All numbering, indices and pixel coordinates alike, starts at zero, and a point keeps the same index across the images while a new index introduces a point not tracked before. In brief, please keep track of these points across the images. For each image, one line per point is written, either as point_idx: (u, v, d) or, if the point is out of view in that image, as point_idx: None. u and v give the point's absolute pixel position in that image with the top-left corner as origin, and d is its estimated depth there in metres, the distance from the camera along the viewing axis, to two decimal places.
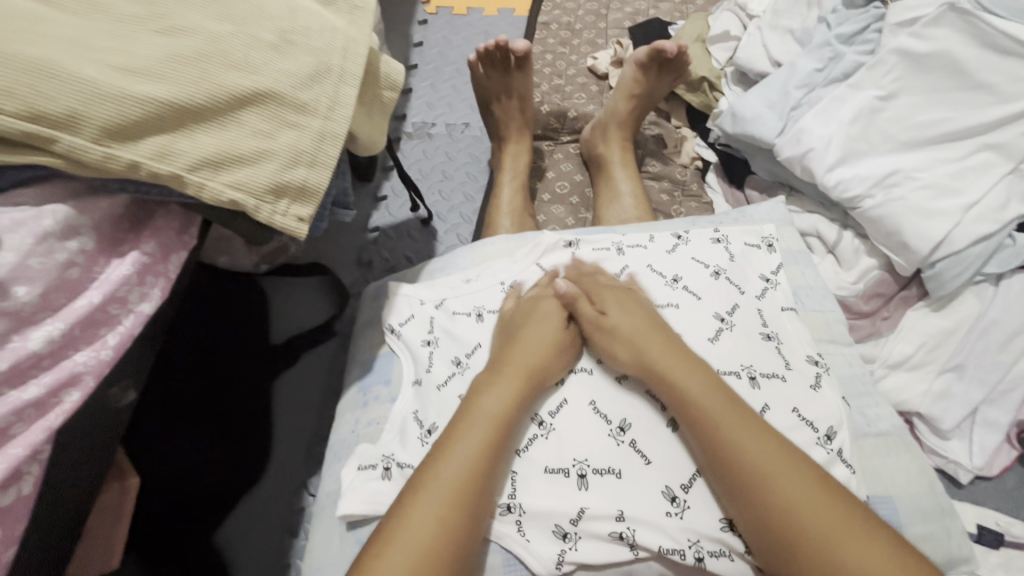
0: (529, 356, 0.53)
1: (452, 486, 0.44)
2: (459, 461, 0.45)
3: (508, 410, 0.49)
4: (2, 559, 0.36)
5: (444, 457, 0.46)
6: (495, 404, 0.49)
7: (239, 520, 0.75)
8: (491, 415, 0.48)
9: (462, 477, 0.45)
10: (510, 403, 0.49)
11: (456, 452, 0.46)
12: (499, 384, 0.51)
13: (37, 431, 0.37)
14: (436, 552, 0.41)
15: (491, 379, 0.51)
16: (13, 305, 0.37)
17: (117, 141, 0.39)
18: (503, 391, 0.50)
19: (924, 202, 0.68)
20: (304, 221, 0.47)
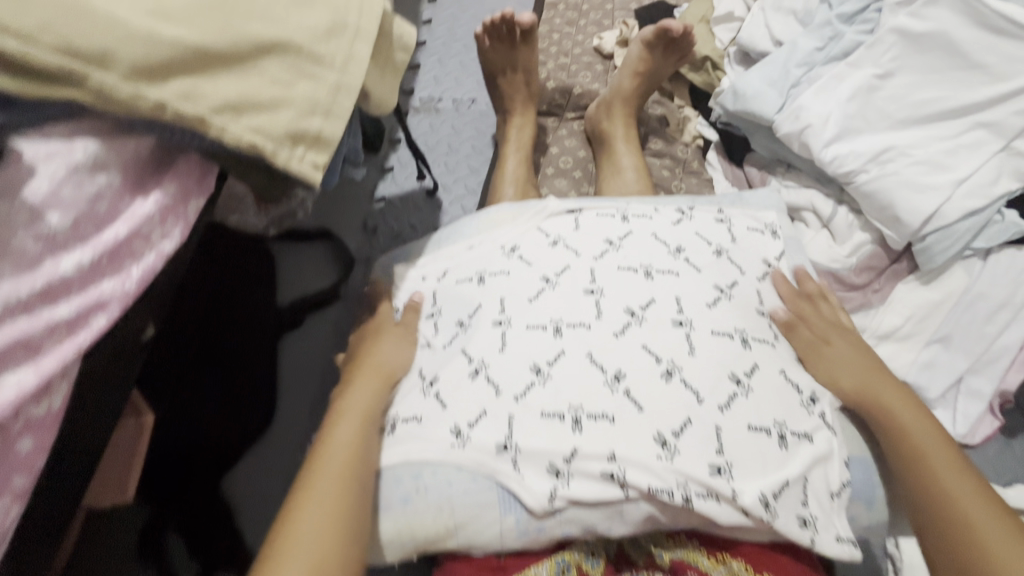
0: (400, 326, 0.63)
1: (360, 415, 0.52)
2: (361, 400, 0.54)
3: (399, 359, 0.59)
4: (33, 467, 0.38)
5: (345, 403, 0.54)
6: (384, 360, 0.58)
7: (245, 473, 0.78)
8: (382, 366, 0.58)
9: (366, 410, 0.53)
10: (398, 355, 0.59)
11: (357, 396, 0.54)
12: (382, 346, 0.60)
13: (67, 349, 0.39)
14: (339, 511, 0.45)
15: (385, 343, 0.61)
16: (46, 230, 0.39)
17: (146, 81, 0.41)
18: (394, 348, 0.60)
19: (917, 176, 0.70)
20: (319, 168, 0.49)
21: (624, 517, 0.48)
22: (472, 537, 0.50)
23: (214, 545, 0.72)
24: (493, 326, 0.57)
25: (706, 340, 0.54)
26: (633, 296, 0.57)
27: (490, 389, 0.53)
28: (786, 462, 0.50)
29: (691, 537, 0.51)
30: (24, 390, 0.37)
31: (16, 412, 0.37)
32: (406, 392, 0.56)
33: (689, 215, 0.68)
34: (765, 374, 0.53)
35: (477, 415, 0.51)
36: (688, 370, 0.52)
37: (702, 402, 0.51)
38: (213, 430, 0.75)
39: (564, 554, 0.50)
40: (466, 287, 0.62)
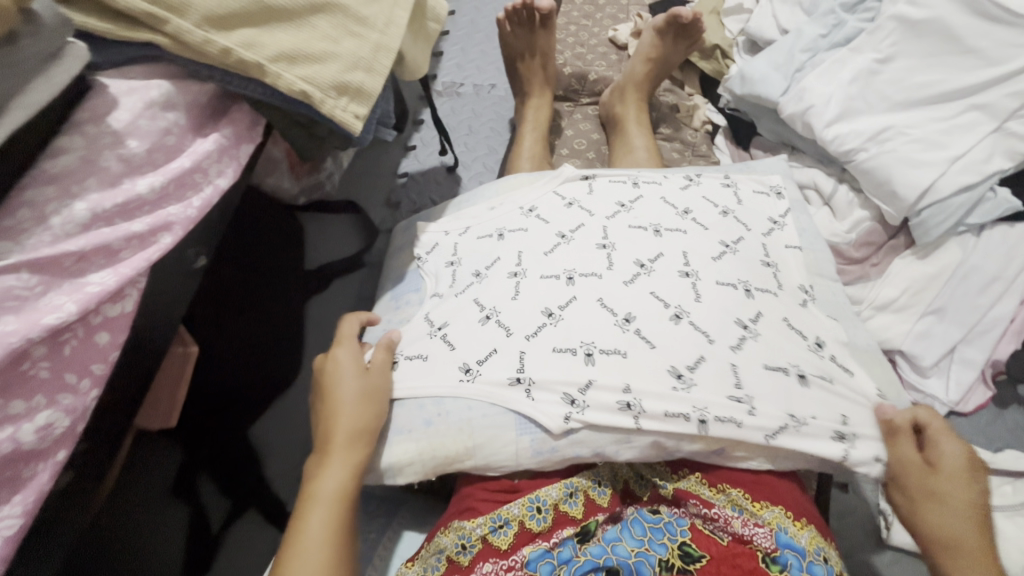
0: (358, 380, 0.56)
1: (335, 500, 0.51)
2: (335, 481, 0.51)
3: (367, 418, 0.54)
4: (109, 359, 0.42)
5: (317, 485, 0.51)
6: (350, 424, 0.53)
7: (270, 422, 0.80)
8: (351, 430, 0.53)
9: (341, 492, 0.51)
10: (364, 416, 0.54)
11: (330, 476, 0.51)
12: (343, 406, 0.54)
13: (140, 258, 0.43)
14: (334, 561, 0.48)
15: (346, 395, 0.55)
16: (127, 154, 0.45)
17: (215, 29, 0.47)
18: (357, 409, 0.54)
19: (914, 153, 0.74)
20: (359, 118, 0.54)
21: (630, 442, 0.53)
22: (488, 457, 0.54)
23: (246, 486, 0.76)
24: (509, 276, 0.61)
25: (710, 289, 0.58)
26: (642, 250, 0.61)
27: (501, 330, 0.57)
28: (804, 398, 0.54)
29: (693, 471, 0.55)
30: (106, 289, 0.41)
31: (96, 309, 0.41)
32: (422, 331, 0.61)
33: (697, 180, 0.72)
34: (770, 319, 0.58)
35: (488, 353, 0.56)
36: (692, 316, 0.56)
37: (709, 342, 0.55)
38: (240, 378, 0.78)
39: (573, 480, 0.54)
40: (486, 242, 0.67)
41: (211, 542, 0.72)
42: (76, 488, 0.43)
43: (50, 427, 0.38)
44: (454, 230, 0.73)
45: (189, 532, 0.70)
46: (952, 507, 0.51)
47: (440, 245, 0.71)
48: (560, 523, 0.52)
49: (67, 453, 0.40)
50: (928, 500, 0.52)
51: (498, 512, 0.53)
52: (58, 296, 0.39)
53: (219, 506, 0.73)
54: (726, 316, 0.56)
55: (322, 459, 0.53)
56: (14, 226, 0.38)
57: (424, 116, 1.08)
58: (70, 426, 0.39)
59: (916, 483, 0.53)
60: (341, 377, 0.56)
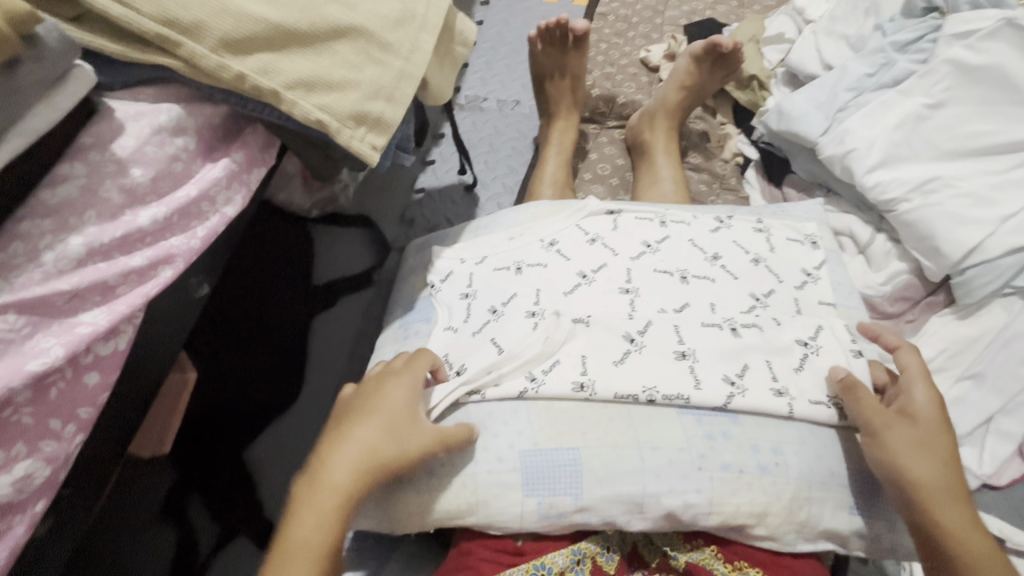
0: (385, 409, 0.48)
1: (309, 559, 0.41)
2: (310, 535, 0.42)
3: (383, 445, 0.46)
4: (98, 400, 0.40)
5: (290, 532, 0.42)
6: (354, 454, 0.45)
7: (267, 444, 0.77)
8: (352, 472, 0.45)
9: (313, 552, 0.41)
10: (382, 441, 0.46)
11: (303, 525, 0.42)
12: (360, 428, 0.47)
13: (137, 295, 0.41)
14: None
15: (368, 419, 0.47)
16: (130, 183, 0.42)
17: (230, 53, 0.44)
18: (380, 425, 0.47)
19: (961, 209, 0.69)
20: (377, 150, 0.51)
21: (643, 512, 0.49)
22: (498, 521, 0.50)
23: (239, 509, 0.73)
24: (526, 316, 0.58)
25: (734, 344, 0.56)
26: (666, 299, 0.59)
27: (524, 378, 0.53)
28: (820, 480, 0.50)
29: (708, 542, 0.52)
30: (98, 329, 0.39)
31: (87, 349, 0.39)
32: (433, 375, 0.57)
33: (728, 223, 0.68)
34: (793, 376, 0.54)
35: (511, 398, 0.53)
36: (712, 373, 0.53)
37: (731, 401, 0.52)
38: (243, 401, 0.78)
39: (581, 546, 0.51)
40: (503, 276, 0.64)
41: (198, 567, 0.69)
42: (54, 534, 0.40)
43: (29, 477, 0.36)
44: (471, 258, 0.69)
45: (174, 556, 0.69)
46: (937, 477, 0.47)
47: (456, 273, 0.67)
48: None
49: (47, 503, 0.37)
50: (906, 456, 0.48)
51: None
52: (46, 337, 0.37)
53: (208, 530, 0.71)
54: (750, 375, 0.54)
55: (307, 491, 0.44)
56: (4, 262, 0.36)
57: (444, 130, 1.04)
58: (50, 475, 0.37)
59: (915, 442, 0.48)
60: (378, 403, 0.48)
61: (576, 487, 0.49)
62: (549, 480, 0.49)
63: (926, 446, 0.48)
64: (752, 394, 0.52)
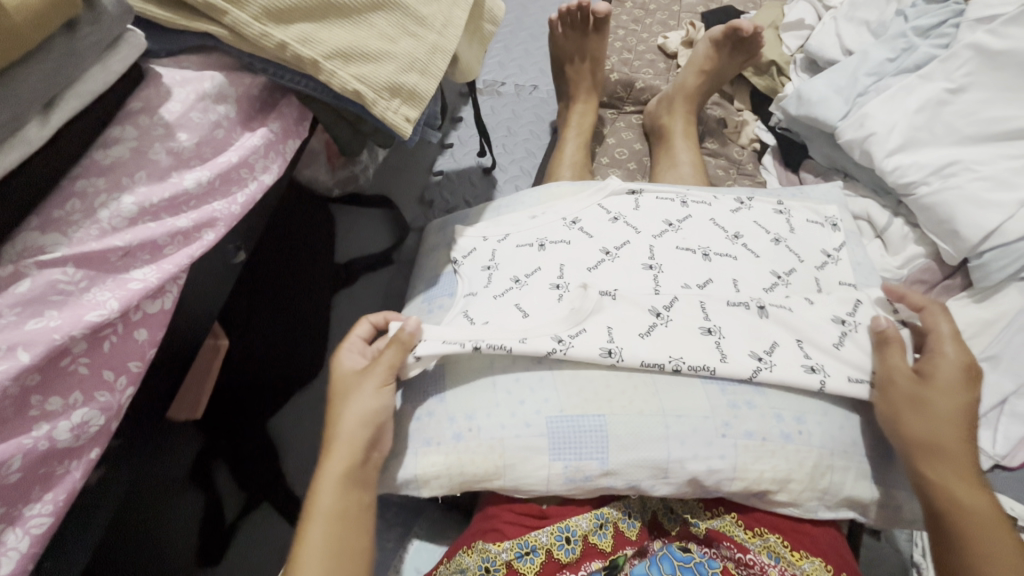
0: (353, 380, 0.53)
1: (334, 515, 0.47)
2: (335, 498, 0.48)
3: (375, 412, 0.51)
4: (146, 356, 0.41)
5: (315, 497, 0.48)
6: (351, 420, 0.51)
7: (291, 411, 0.80)
8: (353, 434, 0.50)
9: (338, 507, 0.47)
10: (371, 406, 0.51)
11: (327, 490, 0.48)
12: (346, 400, 0.52)
13: (184, 255, 0.42)
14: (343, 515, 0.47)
15: (351, 390, 0.53)
16: (176, 147, 0.43)
17: (272, 22, 0.45)
18: (363, 393, 0.52)
19: (980, 192, 0.70)
20: (410, 122, 0.52)
21: (668, 477, 0.50)
22: (526, 483, 0.51)
23: (262, 478, 0.74)
24: (550, 289, 0.59)
25: (762, 322, 0.56)
26: (689, 275, 0.60)
27: (551, 340, 0.53)
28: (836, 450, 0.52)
29: (728, 509, 0.53)
30: (148, 286, 0.40)
31: (137, 305, 0.40)
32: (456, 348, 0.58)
33: (748, 203, 0.69)
34: (829, 353, 0.55)
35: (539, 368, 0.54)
36: (739, 348, 0.54)
37: (758, 374, 0.52)
38: (268, 370, 0.78)
39: (603, 511, 0.52)
40: (527, 251, 0.65)
41: (225, 532, 0.71)
42: (102, 484, 0.42)
43: (85, 424, 0.37)
44: (493, 236, 0.70)
45: (202, 522, 0.70)
46: (939, 435, 0.50)
47: (478, 250, 0.69)
48: (587, 555, 0.50)
49: (100, 451, 0.39)
50: (913, 415, 0.51)
51: (525, 538, 0.51)
52: (102, 291, 0.38)
53: (234, 498, 0.74)
54: (778, 351, 0.54)
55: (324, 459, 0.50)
56: (62, 218, 0.37)
57: (463, 114, 1.05)
58: (104, 425, 0.38)
59: (906, 393, 0.51)
60: (344, 377, 0.54)
61: (602, 452, 0.50)
62: (574, 442, 0.50)
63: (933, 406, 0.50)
64: (778, 369, 0.53)
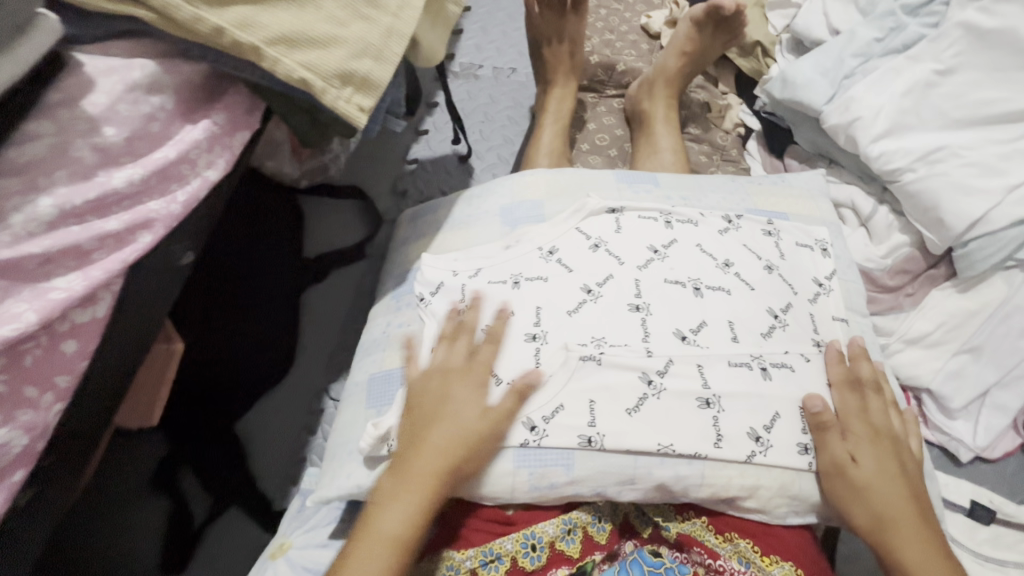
0: (460, 422, 0.49)
1: (389, 547, 0.46)
2: (397, 525, 0.46)
3: (454, 456, 0.48)
4: (76, 369, 0.39)
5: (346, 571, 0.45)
6: (428, 467, 0.47)
7: (260, 415, 0.77)
8: (433, 471, 0.47)
9: (393, 540, 0.46)
10: (463, 446, 0.48)
11: (391, 518, 0.46)
12: (432, 440, 0.48)
13: (115, 260, 0.40)
14: None
15: (449, 422, 0.49)
16: (102, 143, 0.40)
17: (206, 4, 0.42)
18: (443, 441, 0.48)
19: (967, 178, 0.68)
20: (364, 111, 0.49)
21: (634, 484, 0.49)
22: (492, 492, 0.49)
23: (228, 484, 0.71)
24: (526, 340, 0.53)
25: (763, 387, 0.52)
26: (683, 318, 0.54)
27: (523, 427, 0.49)
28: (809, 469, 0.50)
29: (700, 513, 0.52)
30: (73, 295, 0.37)
31: (63, 315, 0.38)
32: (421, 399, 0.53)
33: (737, 224, 0.64)
34: (824, 421, 0.51)
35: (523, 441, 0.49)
36: (737, 427, 0.50)
37: (752, 458, 0.49)
38: (231, 371, 0.75)
39: (572, 516, 0.50)
40: (500, 288, 0.58)
41: (193, 535, 0.69)
42: (35, 509, 0.40)
43: (7, 446, 0.35)
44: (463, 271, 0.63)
45: (168, 527, 0.69)
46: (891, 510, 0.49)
47: (447, 285, 0.61)
48: (554, 561, 0.49)
49: (25, 473, 0.37)
50: (856, 504, 0.49)
51: (489, 545, 0.49)
52: (17, 303, 0.35)
53: (202, 502, 0.71)
54: (778, 426, 0.51)
55: (396, 486, 0.47)
56: None
57: (438, 99, 1.01)
58: (28, 445, 0.36)
59: (845, 486, 0.50)
60: (448, 410, 0.50)
61: (568, 458, 0.49)
62: (538, 450, 0.49)
63: (873, 498, 0.49)
64: (774, 452, 0.50)
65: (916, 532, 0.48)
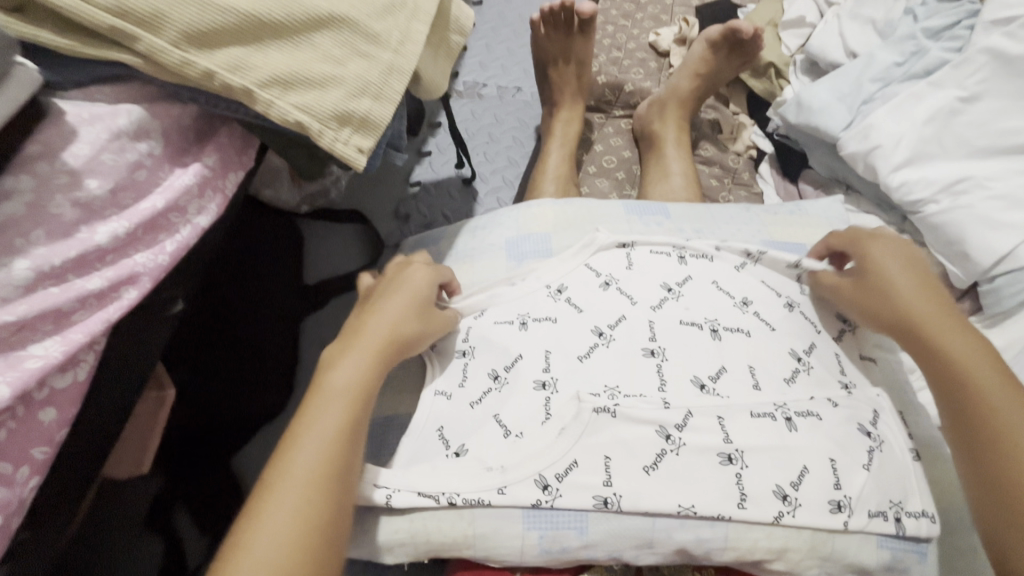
0: (380, 331, 0.48)
1: (343, 424, 0.41)
2: (319, 442, 0.39)
3: (372, 372, 0.45)
4: (55, 438, 0.36)
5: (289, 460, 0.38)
6: (349, 376, 0.43)
7: (258, 450, 0.74)
8: (356, 382, 0.43)
9: (321, 458, 0.39)
10: (382, 364, 0.46)
11: (308, 437, 0.39)
12: (354, 352, 0.45)
13: (97, 320, 0.37)
14: (330, 481, 0.38)
15: (365, 339, 0.47)
16: (84, 196, 0.38)
17: (196, 48, 0.39)
18: (366, 355, 0.45)
19: (993, 212, 0.64)
20: (363, 153, 0.46)
21: (653, 547, 0.46)
22: (499, 554, 0.47)
23: (228, 521, 0.70)
24: (535, 389, 0.51)
25: (790, 439, 0.48)
26: (701, 364, 0.52)
27: (536, 486, 0.47)
28: (845, 532, 0.46)
29: (719, 573, 0.49)
30: (51, 362, 0.35)
31: (40, 383, 0.35)
32: (426, 451, 0.51)
33: (754, 259, 0.62)
34: (861, 478, 0.47)
35: (535, 500, 0.46)
36: (763, 484, 0.46)
37: (780, 519, 0.46)
38: (228, 407, 0.73)
39: None
40: (506, 330, 0.56)
41: None
42: None
43: None
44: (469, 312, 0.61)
45: (162, 568, 0.66)
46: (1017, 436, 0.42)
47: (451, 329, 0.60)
48: None
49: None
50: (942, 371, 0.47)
51: None
52: None
53: (197, 543, 0.68)
54: (808, 481, 0.47)
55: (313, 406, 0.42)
56: None
57: (441, 119, 0.99)
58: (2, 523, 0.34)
59: (917, 348, 0.49)
60: (367, 327, 0.48)
61: (581, 521, 0.46)
62: (550, 512, 0.46)
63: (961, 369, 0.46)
64: (803, 512, 0.46)
65: (1012, 394, 0.44)
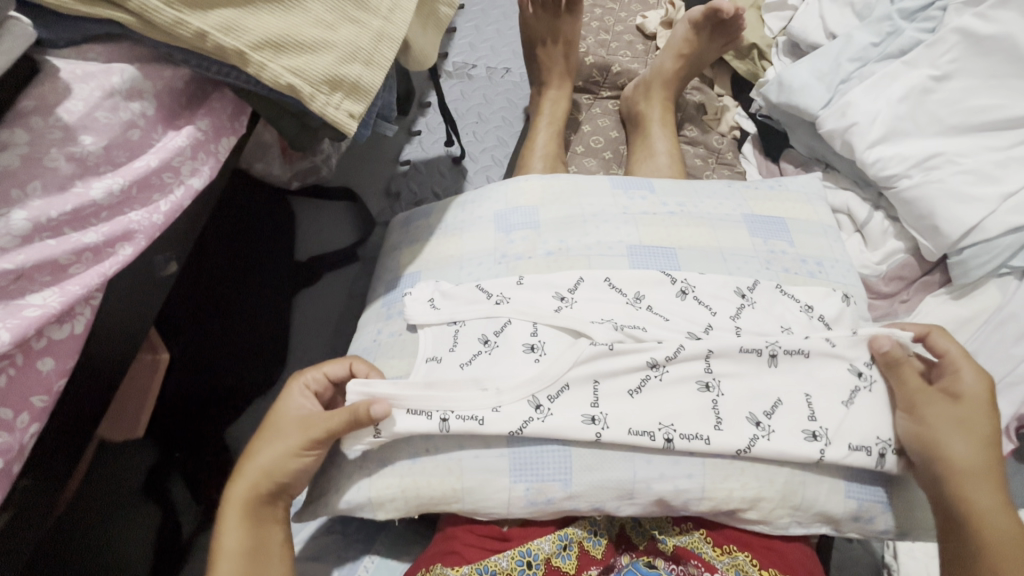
0: (285, 419, 0.49)
1: (248, 513, 0.46)
2: (235, 530, 0.45)
3: (288, 451, 0.47)
4: (54, 387, 0.37)
5: (222, 527, 0.46)
6: (265, 459, 0.47)
7: (249, 421, 0.74)
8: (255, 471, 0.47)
9: (234, 542, 0.45)
10: (286, 451, 0.47)
11: (231, 523, 0.46)
12: (268, 437, 0.48)
13: (93, 274, 0.38)
14: (242, 552, 0.45)
15: (281, 429, 0.49)
16: (79, 152, 0.39)
17: (188, 8, 0.40)
18: (277, 440, 0.48)
19: (963, 186, 0.67)
20: (354, 118, 0.47)
21: (633, 498, 0.48)
22: (491, 506, 0.49)
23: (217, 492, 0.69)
24: (523, 350, 0.52)
25: (772, 373, 0.51)
26: (691, 324, 0.55)
27: (529, 406, 0.49)
28: (809, 477, 0.49)
29: (697, 525, 0.51)
30: (48, 313, 0.36)
31: (38, 332, 0.36)
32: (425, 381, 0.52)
33: (739, 233, 0.64)
34: (838, 412, 0.50)
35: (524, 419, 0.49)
36: (736, 410, 0.50)
37: (754, 445, 0.48)
38: (214, 380, 0.72)
39: (568, 531, 0.50)
40: (504, 282, 0.58)
41: (181, 547, 0.67)
42: (8, 534, 0.38)
43: None
44: (462, 280, 0.62)
45: (155, 538, 0.66)
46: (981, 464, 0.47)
47: (443, 290, 0.59)
48: None
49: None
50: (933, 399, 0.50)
51: (485, 562, 0.48)
52: None
53: (191, 511, 0.69)
54: (781, 412, 0.50)
55: (229, 492, 0.47)
56: None
57: (430, 99, 0.99)
58: (3, 468, 0.35)
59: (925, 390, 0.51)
60: (275, 413, 0.50)
61: (566, 473, 0.48)
62: (535, 464, 0.48)
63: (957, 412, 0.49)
64: (777, 437, 0.49)
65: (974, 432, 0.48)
